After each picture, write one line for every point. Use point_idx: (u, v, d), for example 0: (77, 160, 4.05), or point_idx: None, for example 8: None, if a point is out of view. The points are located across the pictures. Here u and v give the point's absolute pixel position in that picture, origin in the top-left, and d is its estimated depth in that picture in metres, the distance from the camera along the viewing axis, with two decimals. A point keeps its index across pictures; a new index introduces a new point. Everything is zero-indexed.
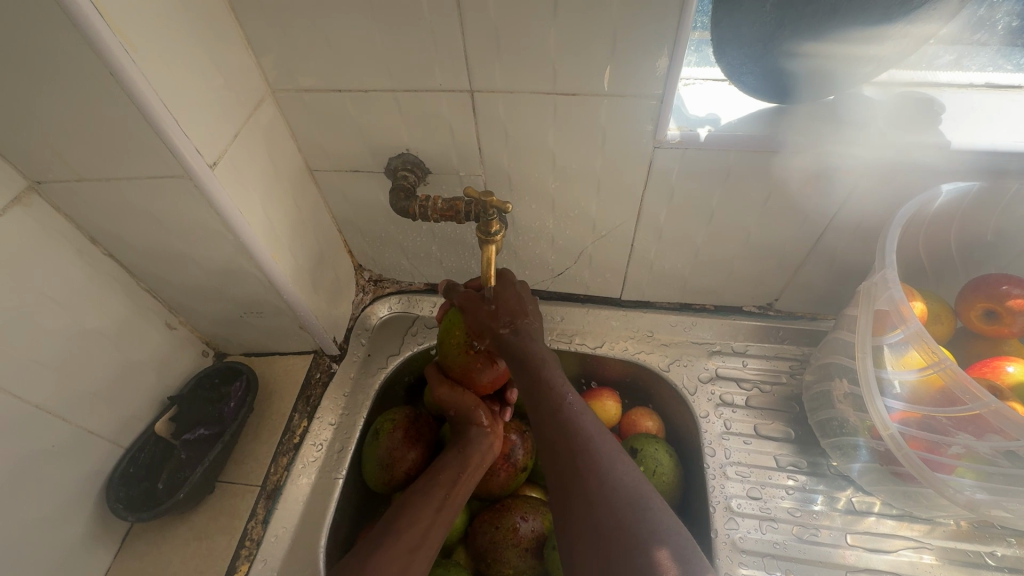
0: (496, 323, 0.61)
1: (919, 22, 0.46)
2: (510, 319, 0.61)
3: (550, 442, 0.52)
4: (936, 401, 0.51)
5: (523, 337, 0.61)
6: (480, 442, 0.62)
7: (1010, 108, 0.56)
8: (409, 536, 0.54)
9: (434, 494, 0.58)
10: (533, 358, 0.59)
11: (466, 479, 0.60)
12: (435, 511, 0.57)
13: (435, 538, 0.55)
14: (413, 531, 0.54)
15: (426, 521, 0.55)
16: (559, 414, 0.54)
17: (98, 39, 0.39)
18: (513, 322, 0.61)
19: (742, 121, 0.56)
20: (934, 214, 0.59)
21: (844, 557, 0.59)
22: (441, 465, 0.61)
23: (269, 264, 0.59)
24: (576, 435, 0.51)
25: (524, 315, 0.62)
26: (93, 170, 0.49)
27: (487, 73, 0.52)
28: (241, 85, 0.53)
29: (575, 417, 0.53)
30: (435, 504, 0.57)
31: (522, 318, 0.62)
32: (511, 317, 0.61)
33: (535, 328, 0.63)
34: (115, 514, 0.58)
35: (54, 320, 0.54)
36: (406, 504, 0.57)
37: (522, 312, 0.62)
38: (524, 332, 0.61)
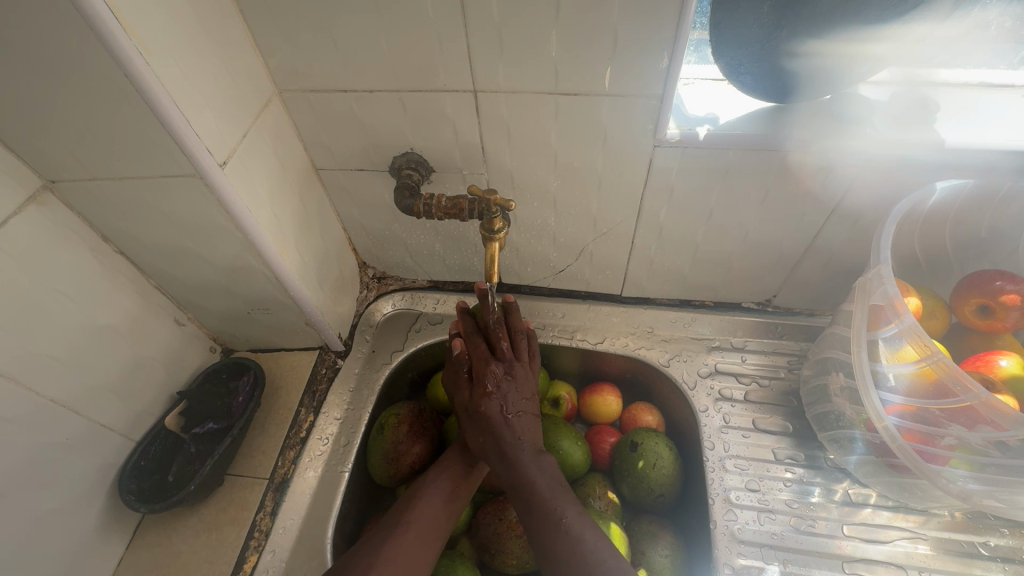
0: (486, 409, 0.59)
1: (912, 23, 0.47)
2: (497, 411, 0.59)
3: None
4: (929, 393, 0.52)
5: (513, 447, 0.57)
6: None
7: (1002, 108, 0.57)
8: (420, 528, 0.55)
9: (439, 488, 0.59)
10: (525, 479, 0.55)
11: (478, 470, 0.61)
12: (441, 507, 0.58)
13: (443, 528, 0.57)
14: (421, 523, 0.55)
15: (432, 518, 0.56)
16: (562, 544, 0.50)
17: (114, 42, 0.40)
18: (499, 413, 0.59)
19: (740, 120, 0.57)
20: (929, 211, 0.60)
21: (840, 548, 0.60)
22: (453, 454, 0.62)
23: (277, 261, 0.60)
24: (582, 565, 0.49)
25: (512, 399, 0.60)
26: (106, 168, 0.50)
27: (490, 74, 0.54)
28: (249, 85, 0.54)
29: (576, 541, 0.50)
30: (437, 493, 0.58)
31: (508, 419, 0.59)
32: (499, 408, 0.59)
33: (527, 419, 0.60)
34: (126, 505, 0.59)
35: (68, 316, 0.55)
36: (415, 496, 0.58)
37: (513, 390, 0.61)
38: (510, 436, 0.58)
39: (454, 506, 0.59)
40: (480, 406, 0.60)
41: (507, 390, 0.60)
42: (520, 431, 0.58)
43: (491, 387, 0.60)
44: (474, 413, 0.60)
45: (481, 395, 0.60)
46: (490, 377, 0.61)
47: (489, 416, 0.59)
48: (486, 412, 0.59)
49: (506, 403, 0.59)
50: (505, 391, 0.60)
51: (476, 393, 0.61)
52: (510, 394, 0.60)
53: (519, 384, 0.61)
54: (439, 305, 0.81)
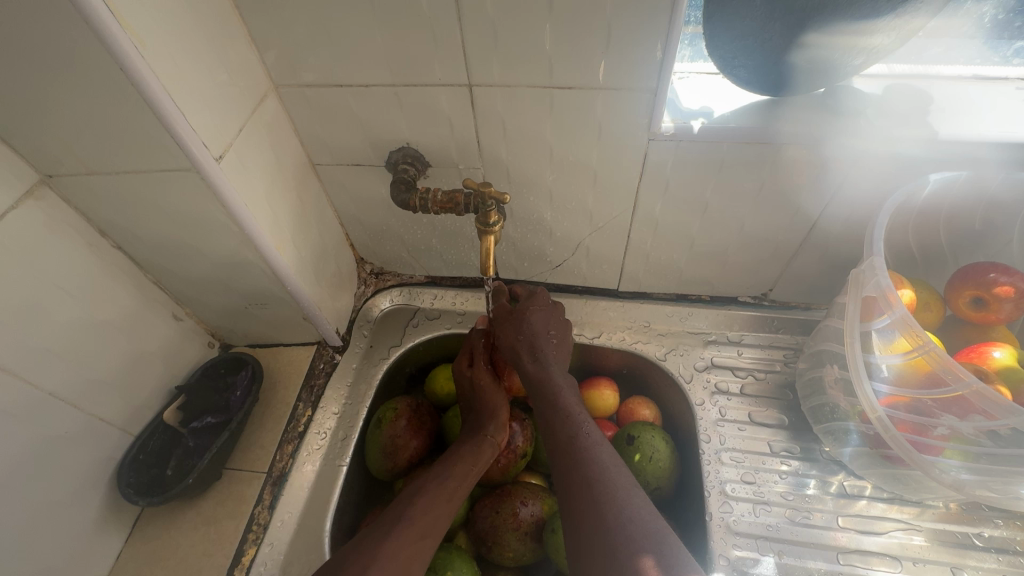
0: (527, 324, 0.64)
1: (905, 16, 0.47)
2: (538, 325, 0.64)
3: (571, 468, 0.54)
4: (922, 384, 0.53)
5: (548, 359, 0.62)
6: (496, 436, 0.64)
7: (996, 100, 0.57)
8: (423, 523, 0.55)
9: (446, 484, 0.59)
10: (555, 385, 0.60)
11: (474, 472, 0.61)
12: (444, 502, 0.58)
13: (443, 524, 0.57)
14: (425, 518, 0.56)
15: (436, 514, 0.56)
16: (579, 444, 0.55)
17: (109, 36, 0.40)
18: (542, 328, 0.64)
19: (734, 113, 0.57)
20: (923, 204, 0.60)
21: (836, 539, 0.61)
22: (457, 455, 0.62)
23: (273, 256, 0.60)
24: (597, 465, 0.53)
25: (550, 324, 0.65)
26: (102, 163, 0.50)
27: (484, 68, 0.54)
28: (244, 80, 0.55)
29: (595, 446, 0.55)
30: (441, 490, 0.58)
31: (547, 336, 0.64)
32: (541, 322, 0.64)
33: (562, 341, 0.65)
34: (125, 499, 0.60)
35: (65, 310, 0.56)
36: (421, 490, 0.58)
37: (552, 318, 0.66)
38: (547, 349, 0.63)
39: (455, 504, 0.59)
40: (523, 316, 0.64)
41: (548, 315, 0.66)
42: (555, 348, 0.64)
43: (539, 304, 0.66)
44: (517, 318, 0.65)
45: (527, 308, 0.65)
46: (536, 299, 0.66)
47: (530, 327, 0.64)
48: (529, 322, 0.64)
49: (548, 325, 0.65)
50: (546, 316, 0.65)
51: (520, 307, 0.66)
52: (550, 318, 0.65)
53: (559, 316, 0.67)
54: (436, 300, 0.81)
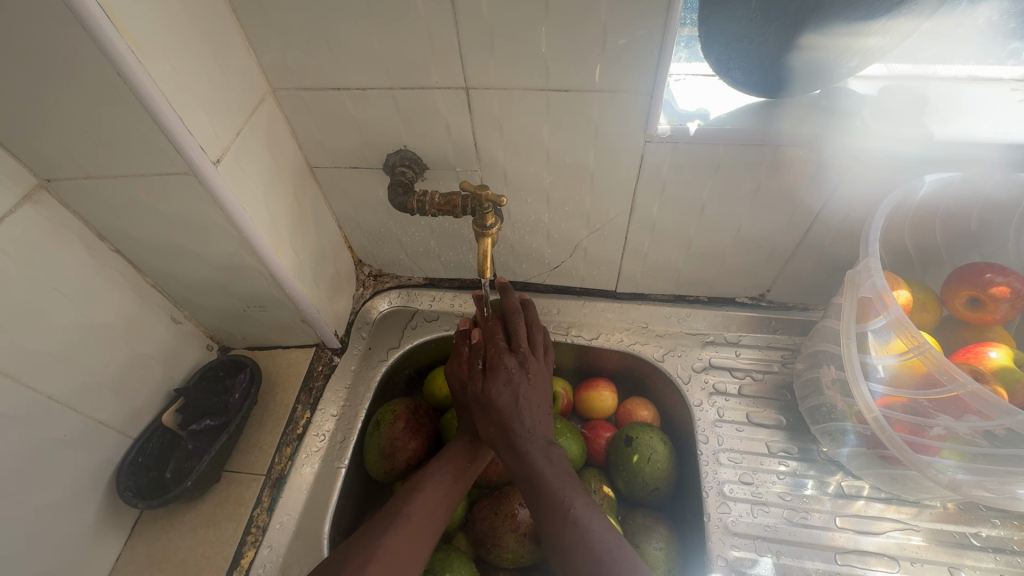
0: (497, 404, 0.59)
1: (899, 18, 0.47)
2: (509, 404, 0.58)
3: (568, 567, 0.50)
4: (917, 384, 0.53)
5: (525, 442, 0.57)
6: None
7: (990, 101, 0.57)
8: (420, 519, 0.55)
9: (443, 482, 0.59)
10: (536, 473, 0.55)
11: (475, 465, 0.62)
12: (440, 501, 0.58)
13: (440, 522, 0.57)
14: (422, 514, 0.56)
15: (432, 510, 0.57)
16: (571, 535, 0.51)
17: (106, 41, 0.40)
18: (512, 402, 0.58)
19: (731, 115, 0.58)
20: (918, 205, 0.60)
21: (834, 539, 0.61)
22: (455, 448, 0.63)
23: (272, 258, 0.61)
24: (593, 556, 0.49)
25: (523, 395, 0.59)
26: (101, 167, 0.51)
27: (481, 71, 0.54)
28: (242, 83, 0.55)
29: (587, 531, 0.51)
30: (438, 486, 0.59)
31: (521, 410, 0.58)
32: (511, 399, 0.58)
33: (538, 413, 0.59)
34: (125, 502, 0.60)
35: (64, 313, 0.56)
36: (418, 487, 0.59)
37: (526, 384, 0.60)
38: (521, 428, 0.57)
39: (452, 501, 0.59)
40: (491, 400, 0.59)
41: (519, 383, 0.60)
42: (532, 421, 0.58)
43: (505, 378, 0.60)
44: (486, 403, 0.59)
45: (494, 387, 0.59)
46: (504, 368, 0.60)
47: (501, 409, 0.58)
48: (499, 403, 0.58)
49: (520, 394, 0.59)
50: (519, 383, 0.60)
51: (488, 384, 0.60)
52: (521, 389, 0.60)
53: (532, 380, 0.61)
54: (435, 302, 0.81)
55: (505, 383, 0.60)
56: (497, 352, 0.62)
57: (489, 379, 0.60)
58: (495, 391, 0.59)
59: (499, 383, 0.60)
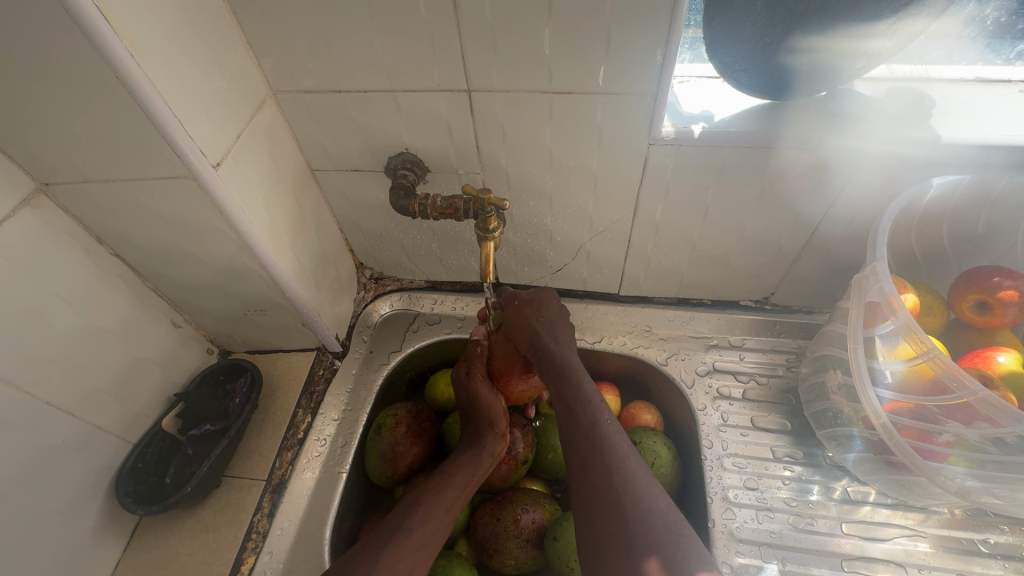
0: (535, 318, 0.61)
1: (906, 19, 0.47)
2: (548, 323, 0.61)
3: (589, 461, 0.52)
4: (926, 390, 0.52)
5: (562, 343, 0.60)
6: (495, 447, 0.63)
7: (998, 103, 0.56)
8: (422, 533, 0.55)
9: (447, 495, 0.59)
10: (572, 371, 0.57)
11: (473, 484, 0.61)
12: (443, 512, 0.57)
13: (442, 535, 0.56)
14: (426, 527, 0.55)
15: (435, 524, 0.56)
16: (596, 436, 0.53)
17: (106, 45, 0.40)
18: (548, 318, 0.62)
19: (736, 118, 0.57)
20: (925, 208, 0.60)
21: (840, 546, 0.60)
22: (457, 464, 0.61)
23: (272, 262, 0.60)
24: (618, 462, 0.51)
25: (557, 319, 0.62)
26: (100, 171, 0.50)
27: (483, 73, 0.53)
28: (242, 86, 0.54)
29: (611, 442, 0.53)
30: (440, 500, 0.58)
31: (556, 328, 0.61)
32: (548, 317, 0.62)
33: (572, 339, 0.62)
34: (124, 508, 0.59)
35: (62, 318, 0.55)
36: (421, 498, 0.58)
37: (561, 310, 0.63)
38: (557, 339, 0.60)
39: (454, 515, 0.58)
40: (528, 314, 0.62)
41: (555, 307, 0.63)
42: (565, 337, 0.61)
43: (546, 302, 0.63)
44: (529, 314, 0.61)
45: (533, 304, 0.62)
46: (544, 297, 0.64)
47: (537, 322, 0.61)
48: (541, 319, 0.61)
49: (556, 313, 0.63)
50: (556, 305, 0.63)
51: (525, 302, 0.63)
52: (556, 310, 0.63)
53: (565, 307, 0.64)
54: (436, 305, 0.81)
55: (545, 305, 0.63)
56: (532, 285, 0.66)
57: (528, 300, 0.63)
58: (537, 311, 0.62)
59: (541, 305, 0.63)
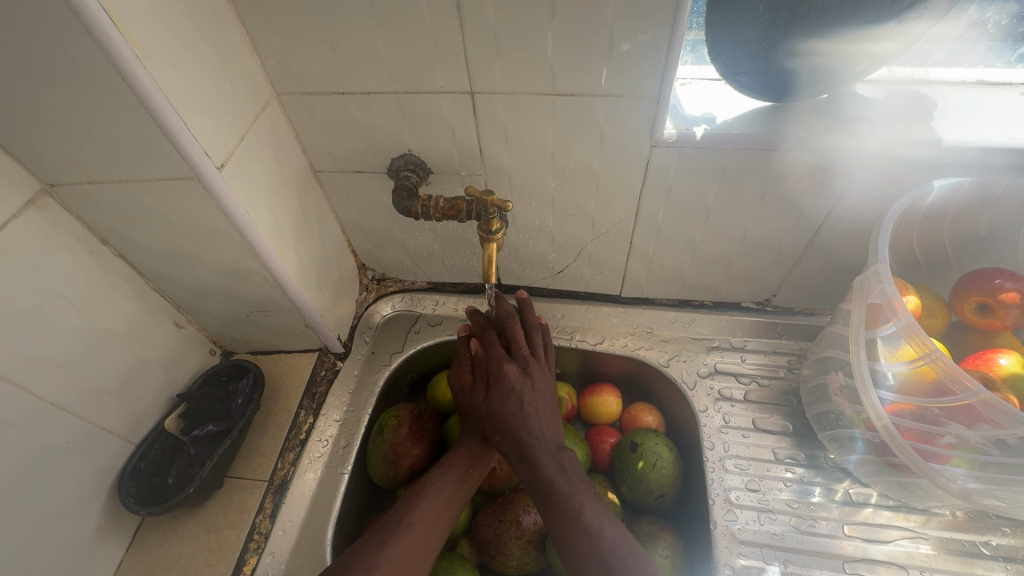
0: (504, 410, 0.59)
1: (907, 23, 0.47)
2: (512, 412, 0.59)
3: (575, 571, 0.50)
4: (928, 392, 0.52)
5: (530, 443, 0.58)
6: (496, 435, 0.64)
7: (999, 105, 0.57)
8: (423, 527, 0.55)
9: (447, 489, 0.59)
10: (545, 473, 0.56)
11: (475, 475, 0.61)
12: (443, 508, 0.58)
13: (443, 529, 0.57)
14: (426, 520, 0.56)
15: (434, 518, 0.56)
16: (578, 539, 0.51)
17: (111, 46, 0.40)
18: (518, 400, 0.60)
19: (738, 120, 0.57)
20: (927, 210, 0.60)
21: (842, 548, 0.60)
22: (457, 454, 0.62)
23: (275, 263, 0.60)
24: (602, 562, 0.49)
25: (530, 398, 0.60)
26: (104, 172, 0.50)
27: (487, 75, 0.54)
28: (246, 87, 0.55)
29: (595, 538, 0.50)
30: (440, 494, 0.58)
31: (528, 419, 0.59)
32: (516, 406, 0.59)
33: (543, 419, 0.60)
34: (126, 509, 0.60)
35: (66, 318, 0.55)
36: (421, 492, 0.58)
37: (535, 386, 0.61)
38: (528, 434, 0.58)
39: (454, 507, 0.59)
40: (495, 411, 0.60)
41: (528, 378, 0.61)
42: (539, 427, 0.59)
43: (508, 388, 0.60)
44: (491, 415, 0.60)
45: (499, 399, 0.60)
46: (507, 377, 0.61)
47: (506, 419, 0.59)
48: (502, 415, 0.59)
49: (529, 389, 0.61)
50: (529, 380, 0.61)
51: (491, 396, 0.61)
52: (526, 397, 0.60)
53: (536, 386, 0.61)
54: (438, 306, 0.81)
55: (505, 394, 0.60)
56: (497, 361, 0.63)
57: (493, 391, 0.61)
58: (498, 403, 0.60)
59: (501, 394, 0.60)
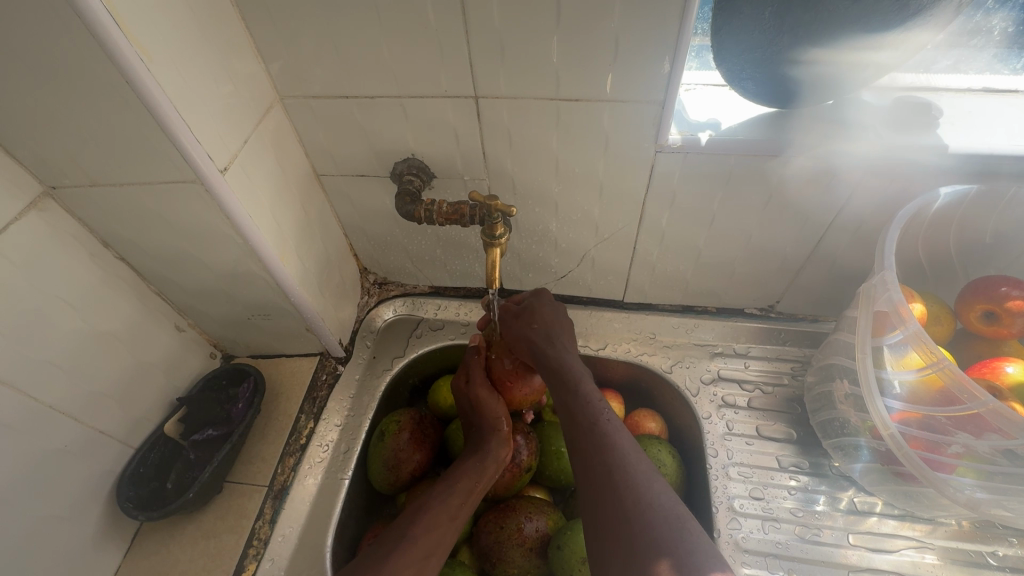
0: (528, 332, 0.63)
1: (915, 30, 0.47)
2: (537, 326, 0.63)
3: (581, 455, 0.52)
4: (935, 401, 0.52)
5: (557, 350, 0.60)
6: (497, 453, 0.62)
7: (1005, 112, 0.56)
8: (426, 543, 0.54)
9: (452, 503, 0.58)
10: (571, 375, 0.57)
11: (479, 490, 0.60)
12: (446, 522, 0.57)
13: (446, 543, 0.56)
14: (429, 533, 0.55)
15: (437, 532, 0.56)
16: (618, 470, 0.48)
17: (116, 50, 0.40)
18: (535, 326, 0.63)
19: (742, 126, 0.57)
20: (933, 216, 0.60)
21: (847, 557, 0.60)
22: (458, 472, 0.61)
23: (277, 266, 0.60)
24: (611, 453, 0.50)
25: (555, 328, 0.63)
26: (107, 175, 0.50)
27: (491, 80, 0.53)
28: (250, 90, 0.54)
29: (609, 434, 0.52)
30: (445, 510, 0.57)
31: (553, 332, 0.62)
32: (542, 323, 0.63)
33: (567, 339, 0.63)
34: (125, 513, 0.59)
35: (67, 322, 0.55)
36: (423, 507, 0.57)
37: (553, 317, 0.64)
38: (551, 342, 0.61)
39: (457, 522, 0.58)
40: (523, 323, 0.64)
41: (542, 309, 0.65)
42: (563, 342, 0.62)
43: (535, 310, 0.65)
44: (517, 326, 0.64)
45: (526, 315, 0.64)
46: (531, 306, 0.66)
47: (532, 331, 0.62)
48: (530, 326, 0.63)
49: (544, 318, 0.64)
50: (546, 313, 0.64)
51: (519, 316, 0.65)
52: (552, 319, 0.64)
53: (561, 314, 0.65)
54: (440, 311, 0.81)
55: (533, 314, 0.64)
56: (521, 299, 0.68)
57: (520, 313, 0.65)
58: (526, 319, 0.64)
59: (530, 315, 0.64)
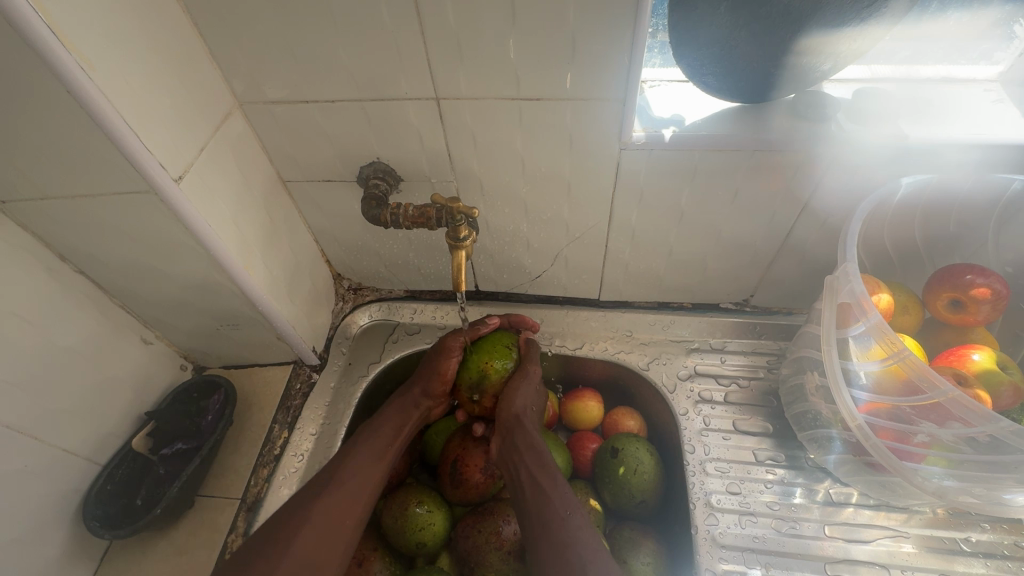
0: (514, 399, 0.62)
1: (867, 23, 0.47)
2: (525, 388, 0.63)
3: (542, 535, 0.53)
4: (900, 391, 0.52)
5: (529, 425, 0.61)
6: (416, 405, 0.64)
7: (963, 102, 0.57)
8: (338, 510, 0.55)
9: (370, 487, 0.57)
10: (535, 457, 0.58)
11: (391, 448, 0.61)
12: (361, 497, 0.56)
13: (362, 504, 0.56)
14: (344, 514, 0.55)
15: (337, 533, 0.54)
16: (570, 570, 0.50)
17: (57, 61, 0.39)
18: (517, 414, 0.61)
19: (706, 120, 0.57)
20: (897, 206, 0.60)
21: (823, 549, 0.60)
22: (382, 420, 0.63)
23: (242, 276, 0.59)
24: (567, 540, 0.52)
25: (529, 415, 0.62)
26: (57, 187, 0.49)
27: (450, 80, 0.53)
28: (206, 97, 0.54)
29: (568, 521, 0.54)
30: (360, 486, 0.57)
31: (528, 410, 0.62)
32: (528, 393, 0.63)
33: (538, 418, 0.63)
34: (92, 532, 0.58)
35: (24, 339, 0.54)
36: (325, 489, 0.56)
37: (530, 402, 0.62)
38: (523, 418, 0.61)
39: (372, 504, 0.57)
40: (517, 384, 0.63)
41: (529, 393, 0.63)
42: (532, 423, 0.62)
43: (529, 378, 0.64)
44: (512, 384, 0.63)
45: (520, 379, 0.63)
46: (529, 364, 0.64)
47: (518, 399, 0.62)
48: (519, 390, 0.62)
49: (528, 405, 0.62)
50: (524, 397, 0.62)
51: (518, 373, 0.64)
52: (535, 393, 0.64)
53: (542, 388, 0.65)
54: (416, 315, 0.80)
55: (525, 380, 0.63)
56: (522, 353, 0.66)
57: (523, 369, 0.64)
58: (523, 378, 0.63)
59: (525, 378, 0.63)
